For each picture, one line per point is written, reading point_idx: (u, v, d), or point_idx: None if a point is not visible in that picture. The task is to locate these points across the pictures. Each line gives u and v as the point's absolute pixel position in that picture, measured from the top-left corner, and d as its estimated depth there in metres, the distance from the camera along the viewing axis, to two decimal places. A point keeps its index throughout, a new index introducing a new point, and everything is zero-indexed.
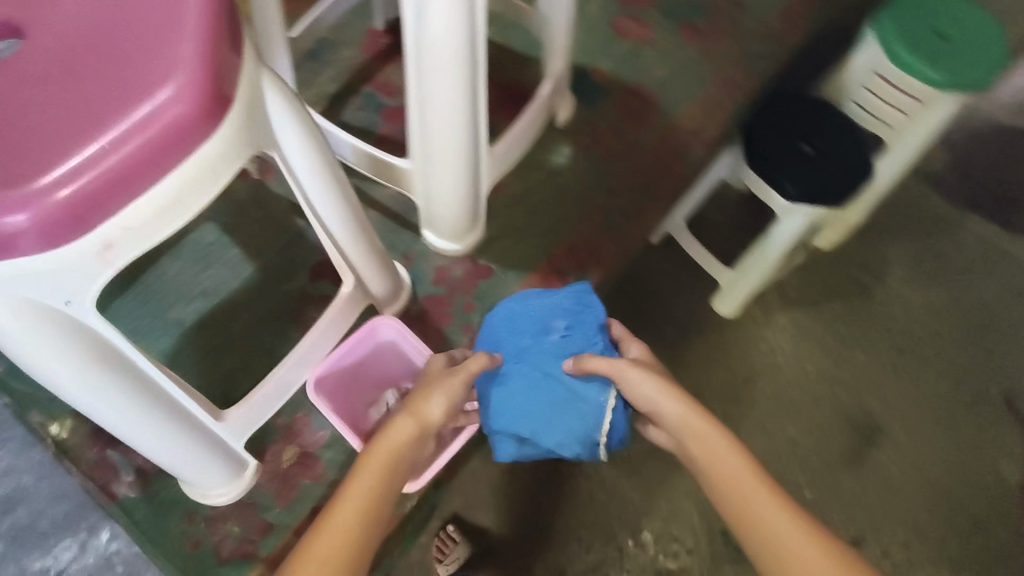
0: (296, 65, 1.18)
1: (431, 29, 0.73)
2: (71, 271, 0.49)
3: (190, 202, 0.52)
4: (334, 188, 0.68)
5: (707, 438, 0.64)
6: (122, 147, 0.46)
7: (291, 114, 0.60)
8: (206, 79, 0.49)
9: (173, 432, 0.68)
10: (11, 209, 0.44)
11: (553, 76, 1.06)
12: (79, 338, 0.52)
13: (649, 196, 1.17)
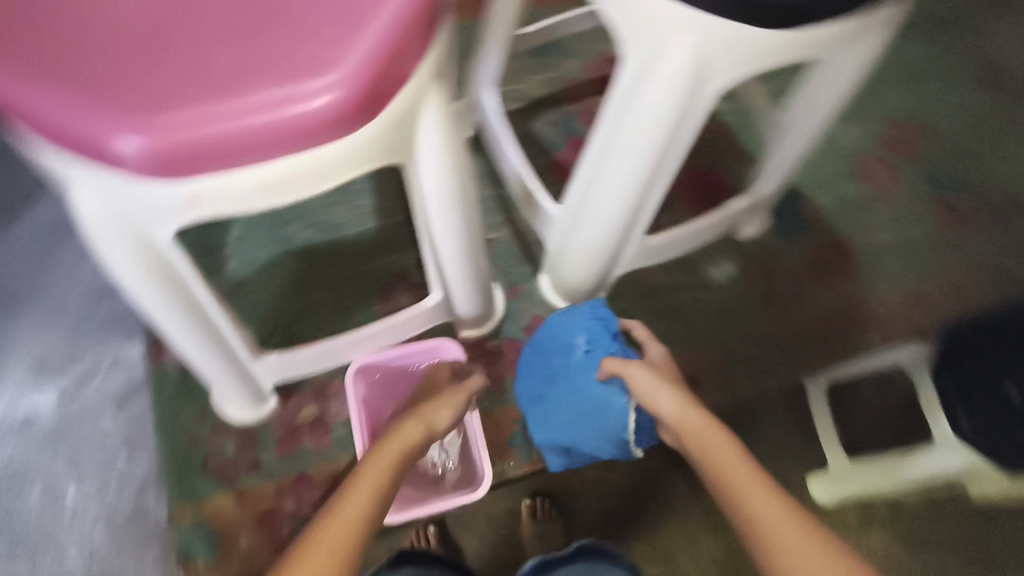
0: (519, 56, 1.15)
1: (637, 112, 0.63)
2: (157, 205, 0.48)
3: (288, 189, 0.50)
4: (453, 218, 0.63)
5: (710, 438, 0.61)
6: (248, 121, 0.45)
7: (439, 139, 0.54)
8: (355, 87, 0.47)
9: (204, 355, 0.69)
10: (127, 132, 0.43)
11: (753, 196, 0.94)
12: (145, 261, 0.52)
13: (790, 360, 1.00)
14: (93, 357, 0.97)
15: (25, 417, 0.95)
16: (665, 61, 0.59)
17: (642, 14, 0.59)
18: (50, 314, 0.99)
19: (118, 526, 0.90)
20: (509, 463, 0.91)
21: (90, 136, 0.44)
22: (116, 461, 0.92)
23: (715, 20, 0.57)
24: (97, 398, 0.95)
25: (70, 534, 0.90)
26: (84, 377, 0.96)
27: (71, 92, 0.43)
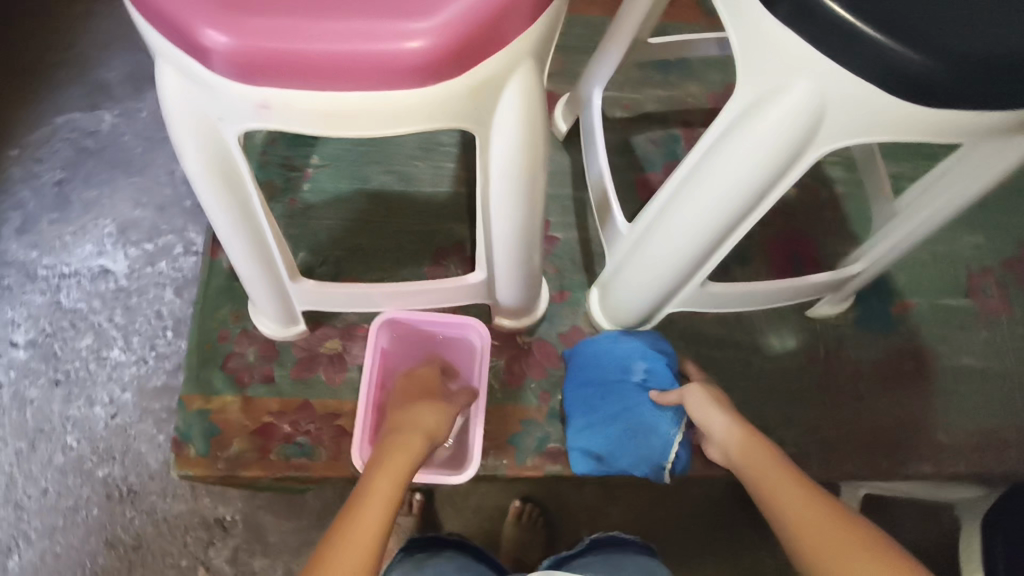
0: (643, 67, 1.11)
1: (734, 149, 0.59)
2: (227, 105, 0.49)
3: (355, 124, 0.50)
4: (514, 200, 0.62)
5: (750, 449, 0.66)
6: (332, 46, 0.45)
7: (519, 116, 0.53)
8: (446, 42, 0.46)
9: (246, 264, 0.70)
10: (220, 26, 0.44)
11: (840, 274, 0.85)
12: (209, 156, 0.53)
13: (826, 457, 0.91)
14: (169, 240, 1.11)
15: (99, 275, 1.09)
16: (779, 103, 0.55)
17: (769, 47, 0.54)
18: (146, 191, 1.14)
19: (147, 391, 1.02)
20: (503, 463, 0.87)
21: (182, 23, 0.44)
22: (161, 337, 1.05)
23: (845, 73, 0.51)
24: (160, 275, 1.09)
25: (104, 384, 1.02)
26: (159, 254, 1.10)
27: None
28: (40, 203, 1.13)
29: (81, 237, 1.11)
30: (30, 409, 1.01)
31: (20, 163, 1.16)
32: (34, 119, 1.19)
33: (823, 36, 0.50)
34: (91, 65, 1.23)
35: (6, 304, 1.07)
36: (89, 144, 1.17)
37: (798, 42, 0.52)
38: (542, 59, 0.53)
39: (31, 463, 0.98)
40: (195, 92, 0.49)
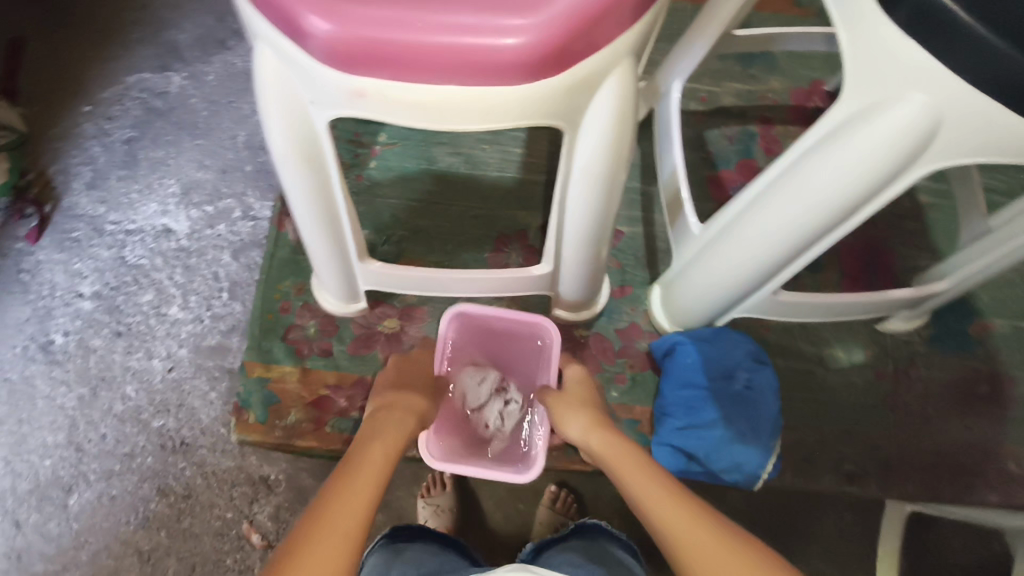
0: (721, 59, 1.07)
1: (830, 159, 0.57)
2: (321, 91, 0.48)
3: (444, 118, 0.49)
4: (592, 197, 0.60)
5: (605, 441, 0.68)
6: (432, 38, 0.44)
7: (609, 118, 0.52)
8: (549, 37, 0.45)
9: (319, 244, 0.71)
10: (324, 14, 0.44)
11: (923, 290, 0.81)
12: (294, 138, 0.53)
13: (886, 477, 0.88)
14: (229, 204, 1.14)
15: (161, 233, 1.12)
16: (886, 115, 0.52)
17: (883, 55, 0.51)
18: (210, 155, 1.17)
19: (203, 349, 1.05)
20: None
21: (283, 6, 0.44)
22: (216, 298, 1.08)
23: (966, 88, 0.48)
24: (219, 237, 1.11)
25: (162, 339, 1.06)
26: (218, 216, 1.13)
27: None
28: (109, 159, 1.16)
29: (147, 196, 1.14)
30: (94, 357, 1.05)
31: (92, 120, 1.19)
32: (106, 76, 1.22)
33: (947, 44, 0.47)
34: (163, 28, 1.26)
35: (75, 256, 1.10)
36: (158, 104, 1.20)
37: (916, 49, 0.48)
38: (641, 59, 0.52)
39: (92, 410, 1.02)
40: (289, 74, 0.49)
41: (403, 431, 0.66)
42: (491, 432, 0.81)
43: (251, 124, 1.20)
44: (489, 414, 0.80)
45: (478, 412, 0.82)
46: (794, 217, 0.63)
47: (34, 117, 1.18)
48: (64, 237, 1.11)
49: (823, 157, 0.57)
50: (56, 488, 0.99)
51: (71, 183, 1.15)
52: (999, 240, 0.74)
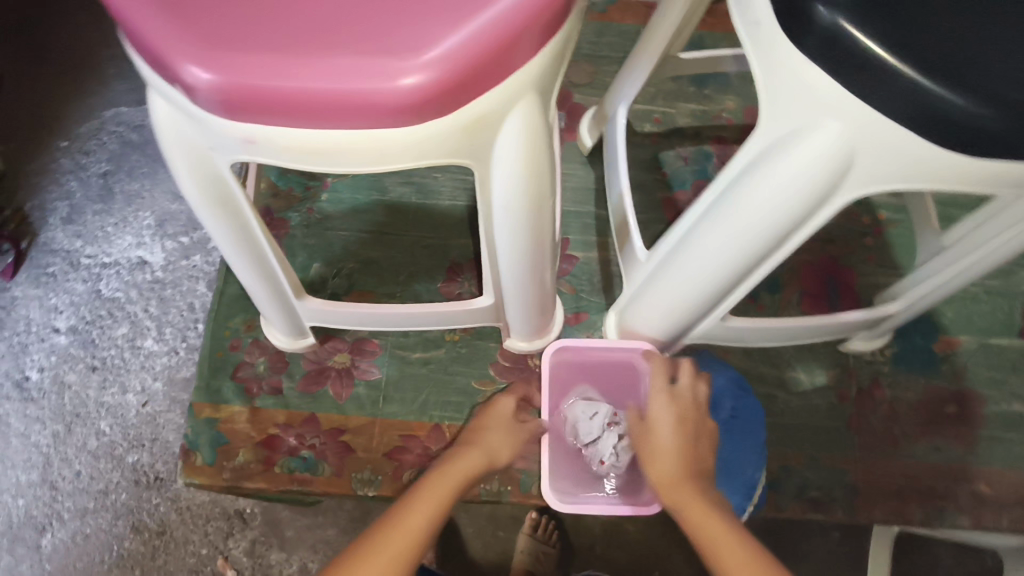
0: (677, 81, 1.06)
1: (751, 190, 0.55)
2: (218, 136, 0.47)
3: (344, 159, 0.49)
4: (519, 231, 0.59)
5: (691, 501, 0.61)
6: (310, 83, 0.43)
7: (516, 155, 0.51)
8: (437, 76, 0.44)
9: (251, 283, 0.69)
10: (200, 62, 0.42)
11: (879, 312, 0.79)
12: (198, 182, 0.52)
13: (854, 503, 0.86)
14: (205, 234, 1.13)
15: (137, 265, 1.10)
16: (803, 143, 0.50)
17: (795, 83, 0.49)
18: None
19: (177, 382, 1.04)
20: (507, 489, 0.84)
21: (162, 55, 0.43)
22: (192, 329, 1.06)
23: (879, 114, 0.47)
24: (194, 268, 1.10)
25: (138, 372, 1.04)
26: (195, 246, 1.11)
27: (167, 10, 0.43)
28: (85, 194, 1.15)
29: (122, 228, 1.13)
30: (69, 393, 1.04)
31: (68, 154, 1.18)
32: (72, 112, 1.21)
33: (861, 72, 0.46)
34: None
35: (51, 291, 1.10)
36: (134, 137, 1.19)
37: (827, 76, 0.47)
38: (546, 92, 0.51)
39: (66, 447, 1.01)
40: (184, 120, 0.48)
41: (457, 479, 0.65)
42: (607, 468, 0.77)
43: None
44: (604, 449, 0.76)
45: (593, 447, 0.78)
46: (729, 248, 0.62)
47: (10, 154, 1.18)
48: (39, 272, 1.11)
49: (745, 188, 0.56)
50: (28, 528, 0.97)
51: (47, 218, 1.14)
52: (952, 257, 0.72)
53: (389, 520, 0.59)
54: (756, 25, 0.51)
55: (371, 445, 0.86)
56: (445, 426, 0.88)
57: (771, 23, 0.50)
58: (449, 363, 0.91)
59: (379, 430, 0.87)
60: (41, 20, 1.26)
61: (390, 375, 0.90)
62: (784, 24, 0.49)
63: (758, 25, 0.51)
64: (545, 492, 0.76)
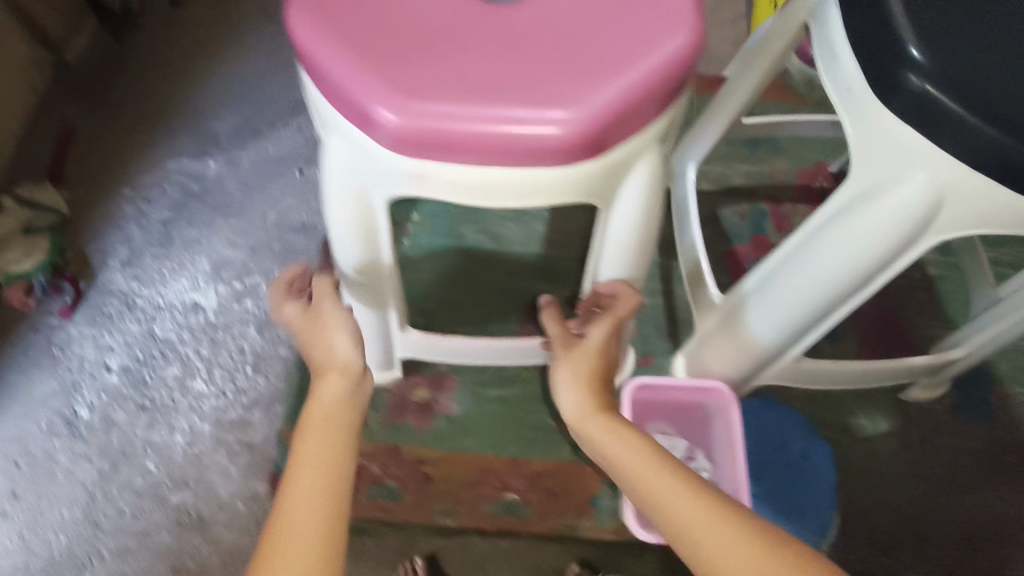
0: (731, 144, 1.15)
1: (839, 235, 0.62)
2: (385, 172, 0.55)
3: (496, 196, 0.55)
4: (627, 264, 0.66)
5: (608, 427, 0.57)
6: (483, 127, 0.50)
7: (639, 196, 0.59)
8: (586, 125, 0.51)
9: (362, 314, 0.75)
10: (390, 106, 0.50)
11: (941, 356, 0.84)
12: (352, 216, 0.59)
13: (919, 548, 0.87)
14: (256, 280, 1.19)
15: (190, 308, 1.17)
16: (892, 190, 0.57)
17: (884, 139, 0.56)
18: (240, 234, 1.23)
19: (224, 423, 1.08)
20: (581, 524, 0.88)
21: (356, 102, 0.51)
22: (241, 372, 1.11)
23: (963, 167, 0.53)
24: (245, 313, 1.16)
25: (185, 412, 1.09)
26: (248, 292, 1.18)
27: (360, 64, 0.51)
28: (144, 239, 1.23)
29: (178, 273, 1.20)
30: (116, 431, 1.08)
31: (132, 202, 1.26)
32: (143, 164, 1.30)
33: (945, 132, 0.52)
34: (201, 118, 1.35)
35: (105, 330, 1.15)
36: (194, 188, 1.28)
37: (914, 134, 0.54)
38: (665, 142, 0.59)
39: (112, 484, 1.04)
40: (357, 157, 0.55)
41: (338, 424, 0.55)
42: None
43: (283, 206, 1.27)
44: None
45: None
46: (813, 292, 0.67)
47: (74, 201, 1.26)
48: (96, 311, 1.16)
49: (833, 234, 0.62)
50: (69, 565, 0.99)
51: (107, 260, 1.21)
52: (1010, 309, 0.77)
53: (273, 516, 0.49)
54: (847, 91, 0.59)
55: (451, 476, 0.90)
56: (521, 461, 0.91)
57: (862, 89, 0.57)
58: (522, 400, 0.95)
59: (458, 462, 0.91)
60: (115, 78, 1.37)
61: (467, 410, 0.94)
62: (874, 90, 0.56)
63: (849, 90, 0.58)
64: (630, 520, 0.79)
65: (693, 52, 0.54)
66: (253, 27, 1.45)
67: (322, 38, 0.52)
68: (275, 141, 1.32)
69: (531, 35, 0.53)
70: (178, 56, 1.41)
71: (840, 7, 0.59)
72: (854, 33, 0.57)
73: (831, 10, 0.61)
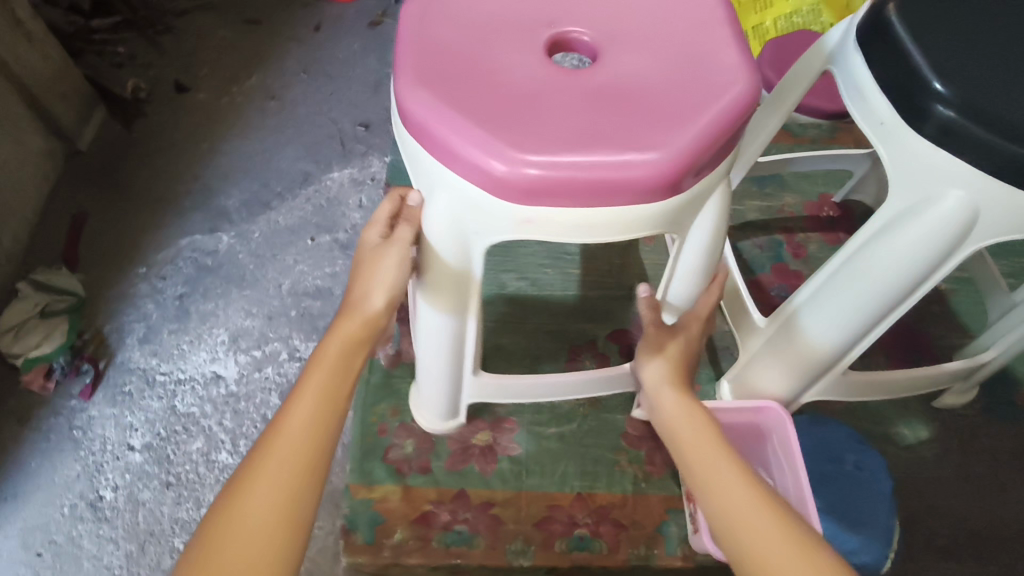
0: (741, 182, 1.24)
1: (882, 250, 0.69)
2: (494, 218, 0.60)
3: (591, 233, 0.61)
4: (696, 288, 0.73)
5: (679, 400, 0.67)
6: (586, 172, 0.56)
7: (710, 224, 0.66)
8: (672, 164, 0.58)
9: (440, 361, 0.79)
10: (503, 159, 0.56)
11: (974, 361, 0.90)
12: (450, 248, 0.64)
13: (977, 549, 0.91)
14: (275, 347, 1.20)
15: (211, 380, 1.17)
16: (931, 208, 0.64)
17: (919, 163, 0.64)
18: (257, 303, 1.25)
19: None
20: (654, 553, 0.90)
21: (470, 154, 0.57)
22: None
23: (996, 182, 0.61)
24: (266, 380, 1.17)
25: (212, 487, 1.08)
26: (267, 358, 1.19)
27: (471, 124, 0.58)
28: (161, 315, 1.24)
29: (196, 345, 1.21)
30: (143, 511, 1.06)
31: (146, 280, 1.28)
32: (158, 242, 1.33)
33: (977, 153, 0.61)
34: (212, 195, 1.40)
35: (126, 409, 1.14)
36: (208, 262, 1.30)
37: (948, 156, 0.62)
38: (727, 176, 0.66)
39: (140, 567, 1.02)
40: (459, 204, 0.61)
41: (350, 350, 0.64)
42: None
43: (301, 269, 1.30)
44: None
45: None
46: (861, 304, 0.73)
47: (91, 282, 1.27)
48: (115, 391, 1.16)
49: (875, 249, 0.69)
50: None
51: (124, 339, 1.21)
52: None
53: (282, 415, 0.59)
54: (878, 124, 0.68)
55: (519, 516, 0.92)
56: (585, 496, 0.94)
57: (894, 122, 0.66)
58: (581, 437, 0.98)
59: (526, 502, 0.93)
60: (123, 162, 1.43)
61: (529, 450, 0.97)
62: (906, 121, 0.64)
63: (882, 123, 0.67)
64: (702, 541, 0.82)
65: (751, 100, 0.62)
66: (257, 106, 1.54)
67: (432, 103, 0.59)
68: (293, 210, 1.37)
69: (614, 92, 0.61)
70: (185, 137, 1.48)
71: (863, 56, 0.69)
72: (880, 75, 0.66)
73: (853, 57, 0.71)
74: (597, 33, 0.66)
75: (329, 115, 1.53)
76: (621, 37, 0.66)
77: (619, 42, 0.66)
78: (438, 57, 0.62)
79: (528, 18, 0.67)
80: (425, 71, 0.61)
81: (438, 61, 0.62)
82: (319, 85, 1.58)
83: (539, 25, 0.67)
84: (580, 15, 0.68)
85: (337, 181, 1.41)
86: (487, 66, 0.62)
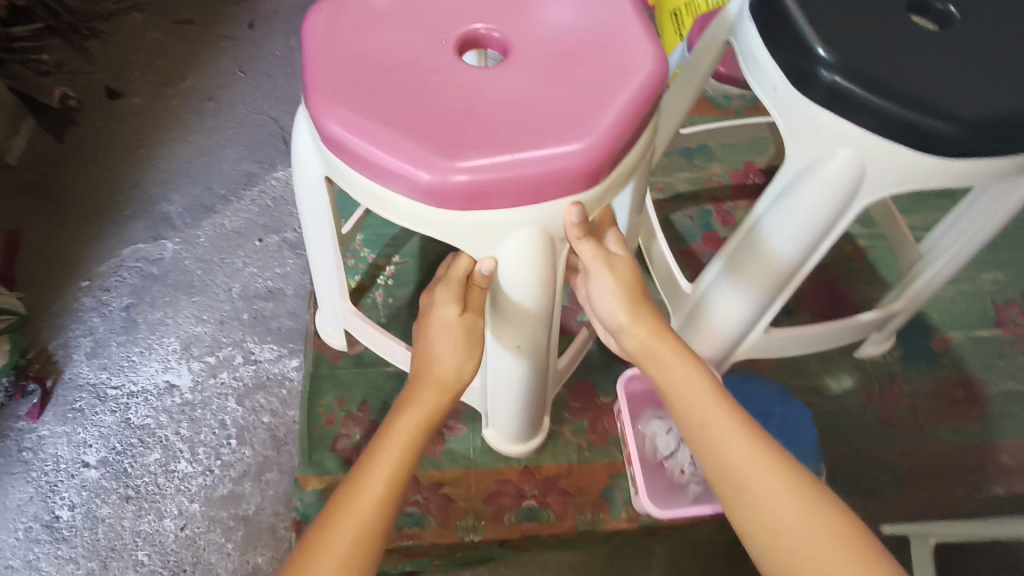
0: (672, 156, 1.27)
1: (789, 209, 0.73)
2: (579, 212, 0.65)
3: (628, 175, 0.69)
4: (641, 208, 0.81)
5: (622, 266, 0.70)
6: (615, 116, 0.63)
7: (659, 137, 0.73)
8: (655, 87, 0.65)
9: (534, 380, 0.81)
10: (563, 156, 0.60)
11: (886, 310, 0.95)
12: (546, 264, 0.66)
13: (902, 485, 0.97)
14: (229, 351, 1.19)
15: (165, 390, 1.15)
16: (825, 168, 0.69)
17: (811, 124, 0.69)
18: (207, 308, 1.24)
19: (213, 500, 1.06)
20: (600, 517, 0.93)
21: (522, 175, 0.60)
22: (225, 446, 1.10)
23: (876, 139, 0.66)
24: (221, 385, 1.16)
25: (173, 496, 1.06)
26: (220, 364, 1.18)
27: (511, 154, 0.60)
28: (108, 328, 1.22)
29: (147, 356, 1.19)
30: (102, 527, 1.04)
31: (90, 293, 1.26)
32: (99, 253, 1.30)
33: (857, 113, 0.65)
34: (152, 202, 1.37)
35: (78, 426, 1.12)
36: (153, 271, 1.29)
37: (836, 118, 0.67)
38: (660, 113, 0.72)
39: None
40: (535, 228, 0.63)
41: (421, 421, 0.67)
42: (688, 476, 0.89)
43: (253, 269, 1.29)
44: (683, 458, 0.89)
45: (672, 458, 0.90)
46: (785, 263, 0.77)
47: (32, 299, 1.24)
48: (66, 409, 1.13)
49: (785, 210, 0.73)
50: None
51: (71, 355, 1.19)
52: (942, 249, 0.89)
53: (348, 489, 0.62)
54: (772, 90, 0.72)
55: (469, 493, 0.94)
56: (532, 469, 0.96)
57: (786, 87, 0.70)
58: None
59: (475, 479, 0.95)
60: (55, 174, 1.39)
61: (473, 429, 0.99)
62: (797, 87, 0.68)
63: (775, 89, 0.71)
64: (643, 500, 0.87)
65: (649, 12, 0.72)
66: (194, 108, 1.52)
67: (451, 158, 0.60)
68: (236, 210, 1.36)
69: (565, 70, 0.66)
70: (121, 143, 1.45)
71: (756, 24, 0.73)
72: (770, 42, 0.70)
73: (749, 25, 0.74)
74: (504, 27, 0.70)
75: (267, 114, 1.51)
76: (517, 24, 0.70)
77: (523, 29, 0.70)
78: (408, 111, 0.62)
79: (428, 27, 0.70)
80: (418, 136, 0.61)
81: (410, 117, 0.62)
82: (256, 83, 1.56)
83: (444, 27, 0.70)
84: (469, 13, 0.71)
85: (279, 181, 1.40)
86: (456, 96, 0.64)
